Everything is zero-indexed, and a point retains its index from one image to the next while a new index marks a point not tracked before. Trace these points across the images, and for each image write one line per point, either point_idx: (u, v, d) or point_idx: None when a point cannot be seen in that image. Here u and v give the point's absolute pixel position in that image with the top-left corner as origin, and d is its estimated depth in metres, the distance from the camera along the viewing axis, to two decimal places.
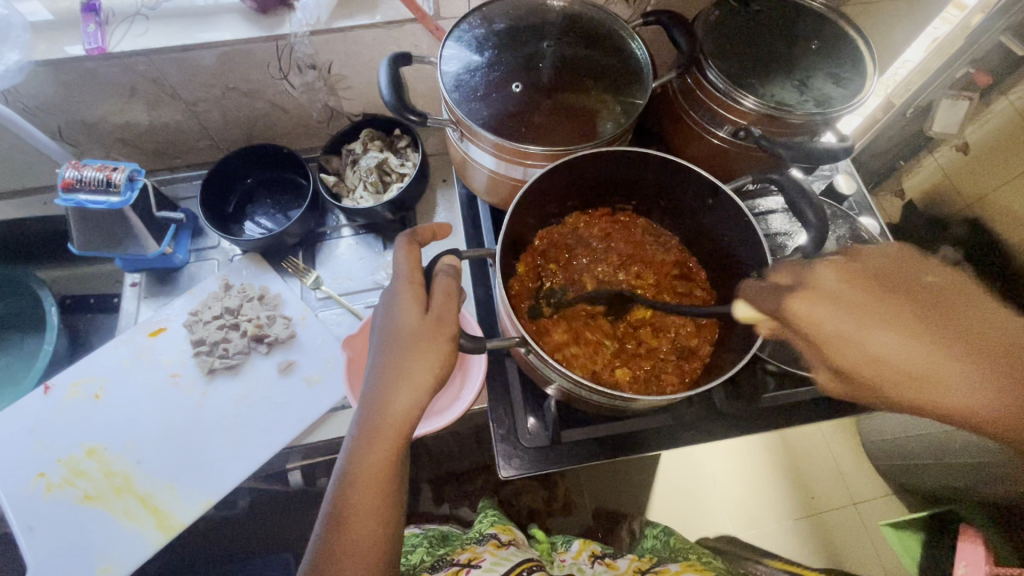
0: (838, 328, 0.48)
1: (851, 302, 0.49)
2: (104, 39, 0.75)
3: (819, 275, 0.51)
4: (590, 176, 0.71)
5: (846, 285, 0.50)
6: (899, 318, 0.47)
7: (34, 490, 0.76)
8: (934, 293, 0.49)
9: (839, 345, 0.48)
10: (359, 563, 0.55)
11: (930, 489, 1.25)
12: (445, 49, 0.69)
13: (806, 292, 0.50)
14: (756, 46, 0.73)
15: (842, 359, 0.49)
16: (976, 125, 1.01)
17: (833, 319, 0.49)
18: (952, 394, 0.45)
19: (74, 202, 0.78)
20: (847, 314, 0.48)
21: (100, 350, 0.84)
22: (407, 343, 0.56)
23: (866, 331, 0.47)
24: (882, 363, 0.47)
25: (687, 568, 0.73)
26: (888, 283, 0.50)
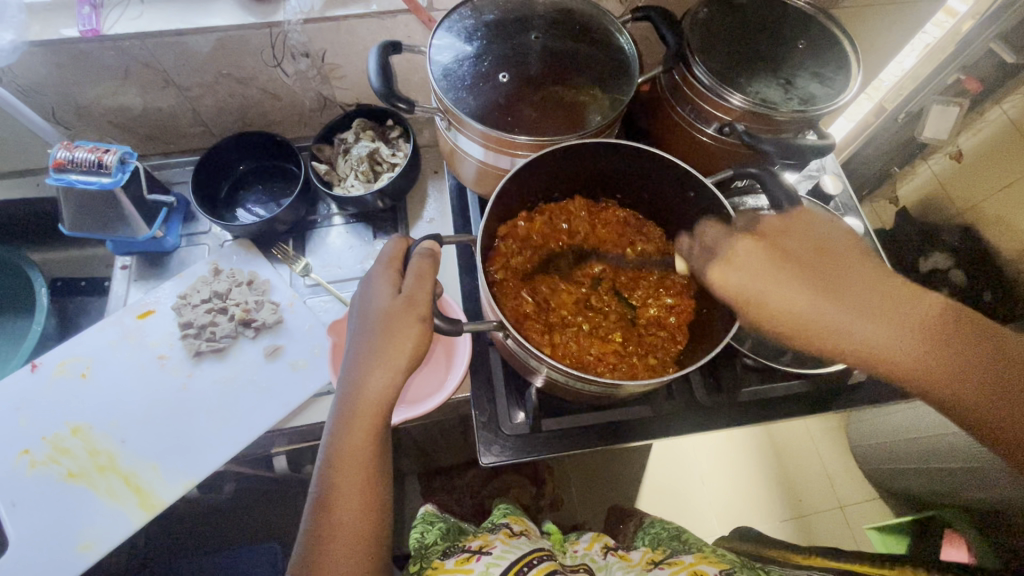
0: (752, 293, 0.58)
1: (762, 264, 0.59)
2: (99, 22, 0.76)
3: (737, 247, 0.61)
4: (574, 167, 0.72)
5: (758, 252, 0.60)
6: (793, 279, 0.57)
7: (17, 467, 0.76)
8: (819, 249, 0.60)
9: (759, 304, 0.58)
10: (349, 545, 0.56)
11: (917, 493, 1.25)
12: (435, 39, 0.70)
13: (719, 263, 0.61)
14: (743, 44, 0.73)
15: (764, 315, 0.58)
16: (971, 132, 1.00)
17: (743, 287, 0.59)
18: (854, 333, 0.54)
19: (65, 182, 0.78)
20: (750, 277, 0.59)
21: (89, 331, 0.85)
22: (380, 324, 0.57)
23: (737, 277, 0.59)
24: (791, 318, 0.56)
25: (701, 558, 0.69)
26: (791, 250, 0.60)
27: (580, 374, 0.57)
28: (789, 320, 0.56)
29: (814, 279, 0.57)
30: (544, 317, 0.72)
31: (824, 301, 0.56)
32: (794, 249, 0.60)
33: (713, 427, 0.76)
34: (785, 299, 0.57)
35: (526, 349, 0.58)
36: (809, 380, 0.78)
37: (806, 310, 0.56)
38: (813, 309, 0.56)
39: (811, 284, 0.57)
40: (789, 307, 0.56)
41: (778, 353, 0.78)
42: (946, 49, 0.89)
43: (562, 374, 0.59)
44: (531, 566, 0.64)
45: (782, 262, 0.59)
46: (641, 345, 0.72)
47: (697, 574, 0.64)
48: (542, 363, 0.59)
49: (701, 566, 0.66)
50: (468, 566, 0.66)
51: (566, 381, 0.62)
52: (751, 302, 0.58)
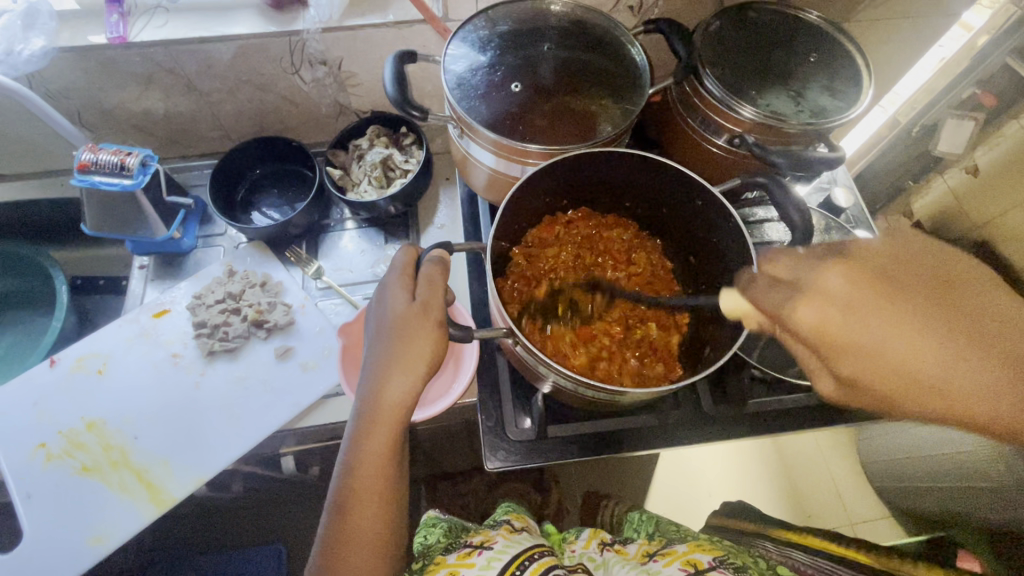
0: (850, 334, 0.43)
1: (868, 301, 0.42)
2: (126, 30, 0.78)
3: (830, 279, 0.44)
4: (606, 172, 0.73)
5: (861, 285, 0.43)
6: (927, 324, 0.41)
7: (33, 460, 0.78)
8: (941, 284, 0.42)
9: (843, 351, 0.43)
10: (366, 546, 0.57)
11: (931, 514, 1.21)
12: (450, 48, 0.71)
13: (813, 297, 0.44)
14: (755, 57, 0.74)
15: (859, 368, 0.43)
16: (987, 147, 0.91)
17: (838, 326, 0.43)
18: (934, 370, 0.40)
19: (89, 183, 0.80)
20: (854, 312, 0.43)
21: (108, 327, 0.87)
22: (397, 330, 0.58)
23: (852, 312, 0.43)
24: (898, 376, 0.41)
25: (695, 547, 0.68)
26: (908, 277, 0.43)
27: (597, 385, 0.57)
28: (897, 372, 0.41)
29: (986, 342, 0.40)
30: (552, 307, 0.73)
31: (915, 320, 0.41)
32: (899, 274, 0.43)
33: (719, 438, 0.75)
34: (888, 343, 0.41)
35: (536, 358, 0.58)
36: (809, 393, 0.77)
37: (917, 358, 0.40)
38: (935, 362, 0.40)
39: (991, 357, 0.39)
40: (886, 345, 0.41)
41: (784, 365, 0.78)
42: (959, 65, 0.91)
43: (579, 384, 0.59)
44: (532, 559, 0.65)
45: (892, 296, 0.42)
46: (641, 352, 0.73)
47: (691, 563, 0.64)
48: (553, 372, 0.59)
49: (696, 555, 0.66)
50: (470, 560, 0.66)
51: (580, 391, 0.62)
52: (841, 349, 0.43)
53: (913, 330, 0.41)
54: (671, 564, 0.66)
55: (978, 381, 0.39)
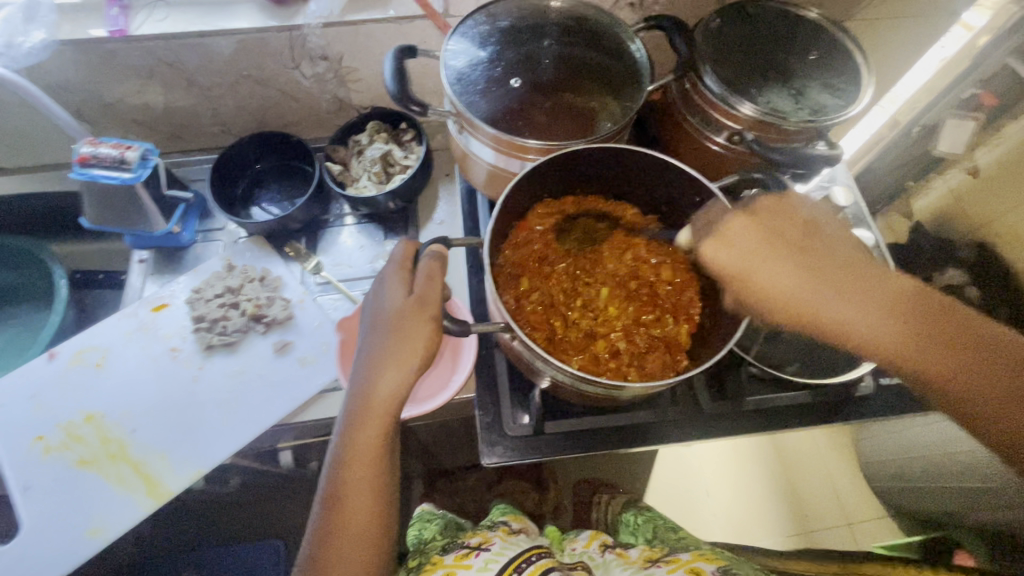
0: (743, 267, 0.60)
1: (757, 245, 0.60)
2: (126, 23, 0.79)
3: (733, 222, 0.61)
4: (595, 171, 0.74)
5: (754, 231, 0.61)
6: (792, 262, 0.59)
7: (31, 452, 0.78)
8: (806, 230, 0.61)
9: (745, 278, 0.60)
10: (357, 540, 0.57)
11: (929, 514, 1.22)
12: (450, 43, 0.71)
13: (720, 242, 0.61)
14: (755, 55, 0.74)
15: (753, 290, 0.60)
16: (987, 148, 0.93)
17: (739, 261, 0.60)
18: (784, 283, 0.59)
19: (88, 176, 0.80)
20: (751, 255, 0.60)
21: (106, 321, 0.87)
22: (393, 324, 0.58)
23: (732, 251, 0.60)
24: (773, 293, 0.59)
25: (698, 556, 0.69)
26: (786, 231, 0.61)
27: (591, 380, 0.57)
28: (774, 292, 0.59)
29: (826, 276, 0.59)
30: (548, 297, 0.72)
31: (787, 259, 0.60)
32: (780, 227, 0.61)
33: (716, 435, 0.76)
34: (768, 275, 0.59)
35: (533, 353, 0.58)
36: (811, 390, 0.77)
37: (790, 286, 0.59)
38: (800, 287, 0.59)
39: (835, 288, 0.58)
40: (772, 278, 0.59)
41: (784, 362, 0.78)
42: (961, 63, 0.89)
43: (574, 379, 0.59)
44: (529, 561, 0.65)
45: (773, 242, 0.60)
46: (645, 347, 0.70)
47: (694, 572, 0.64)
48: (549, 367, 0.59)
49: (698, 564, 0.66)
50: (467, 561, 0.66)
51: (576, 386, 0.62)
52: (739, 278, 0.60)
53: (774, 261, 0.59)
54: (674, 571, 0.66)
55: (822, 300, 0.58)
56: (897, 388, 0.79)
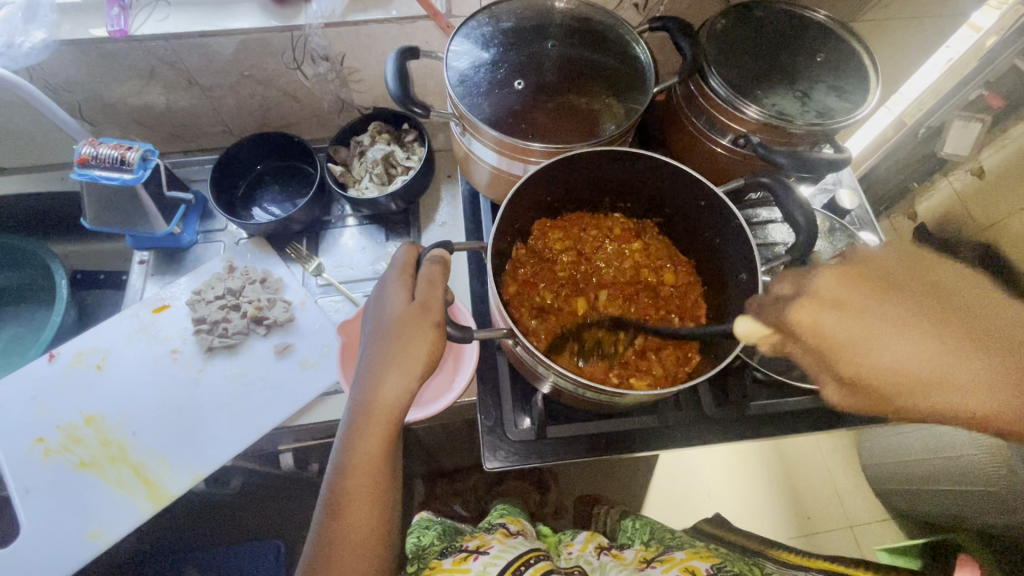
0: (853, 336, 0.42)
1: (865, 301, 0.43)
2: (127, 23, 0.78)
3: (822, 281, 0.47)
4: (607, 172, 0.72)
5: (854, 283, 0.44)
6: (928, 325, 0.40)
7: (31, 455, 0.78)
8: (935, 287, 0.43)
9: (848, 352, 0.42)
10: (357, 549, 0.56)
11: (933, 517, 1.21)
12: (452, 44, 0.70)
13: (810, 301, 0.46)
14: (760, 56, 0.73)
15: (856, 367, 0.42)
16: (993, 149, 0.98)
17: (842, 328, 0.42)
18: (902, 356, 0.40)
19: (89, 177, 0.80)
20: (860, 315, 0.42)
21: (107, 322, 0.86)
22: (394, 330, 0.57)
23: (832, 318, 0.43)
24: (892, 372, 0.41)
25: (693, 554, 0.69)
26: (898, 281, 0.44)
27: (596, 387, 0.57)
28: (896, 370, 0.41)
29: (979, 341, 0.40)
30: (555, 309, 0.74)
31: (922, 326, 0.40)
32: (888, 277, 0.44)
33: (719, 440, 0.75)
34: (889, 347, 0.41)
35: (537, 358, 0.57)
36: (814, 395, 0.76)
37: (919, 359, 0.40)
38: (939, 361, 0.40)
39: (980, 354, 0.39)
40: (890, 354, 0.41)
41: (787, 367, 0.77)
42: (968, 66, 0.85)
43: (578, 386, 0.59)
44: (528, 564, 0.65)
45: (886, 294, 0.43)
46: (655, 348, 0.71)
47: (689, 569, 0.65)
48: (553, 373, 0.59)
49: (692, 561, 0.67)
50: (466, 565, 0.66)
51: (580, 391, 0.62)
52: (848, 349, 0.42)
53: (888, 319, 0.41)
54: (669, 570, 0.66)
55: (966, 376, 0.39)
56: None
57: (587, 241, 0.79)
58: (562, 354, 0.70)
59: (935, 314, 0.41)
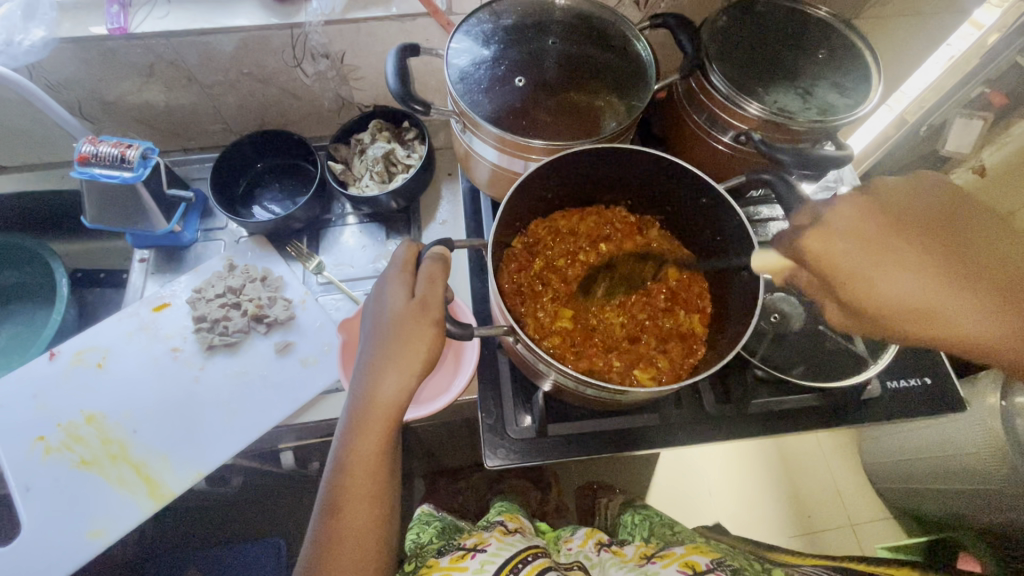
0: (859, 268, 0.54)
1: (872, 234, 0.56)
2: (127, 21, 0.78)
3: (839, 215, 0.58)
4: (613, 171, 0.73)
5: (868, 215, 0.58)
6: (915, 251, 0.53)
7: (32, 453, 0.78)
8: (945, 220, 0.56)
9: (856, 283, 0.55)
10: (357, 546, 0.56)
11: (935, 516, 1.20)
12: (452, 42, 0.70)
13: (823, 232, 0.58)
14: (762, 53, 0.73)
15: (866, 297, 0.54)
16: (994, 148, 0.92)
17: (850, 262, 0.55)
18: (893, 287, 0.53)
19: (89, 176, 0.80)
20: (875, 250, 0.55)
21: (107, 321, 0.86)
22: (394, 328, 0.57)
23: (842, 247, 0.56)
24: (907, 304, 0.52)
25: (693, 549, 0.69)
26: (911, 218, 0.56)
27: (597, 386, 0.57)
28: (895, 299, 0.53)
29: (969, 269, 0.52)
30: (555, 304, 0.73)
31: (935, 265, 0.52)
32: (908, 214, 0.57)
33: (721, 438, 0.75)
34: (897, 279, 0.53)
35: (537, 356, 0.57)
36: (818, 394, 0.76)
37: (917, 292, 0.52)
38: (941, 297, 0.51)
39: (965, 280, 0.51)
40: (903, 287, 0.52)
41: (789, 365, 0.77)
42: (969, 64, 0.87)
43: (580, 384, 0.58)
44: (525, 562, 0.65)
45: (898, 228, 0.56)
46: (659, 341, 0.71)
47: (688, 564, 0.65)
48: (554, 372, 0.59)
49: (692, 556, 0.67)
50: (463, 564, 0.66)
51: (581, 389, 0.61)
52: (856, 282, 0.55)
53: (875, 255, 0.54)
54: (670, 565, 0.66)
55: (941, 293, 0.51)
56: (904, 392, 0.78)
57: (589, 236, 0.78)
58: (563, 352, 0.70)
59: (951, 256, 0.53)
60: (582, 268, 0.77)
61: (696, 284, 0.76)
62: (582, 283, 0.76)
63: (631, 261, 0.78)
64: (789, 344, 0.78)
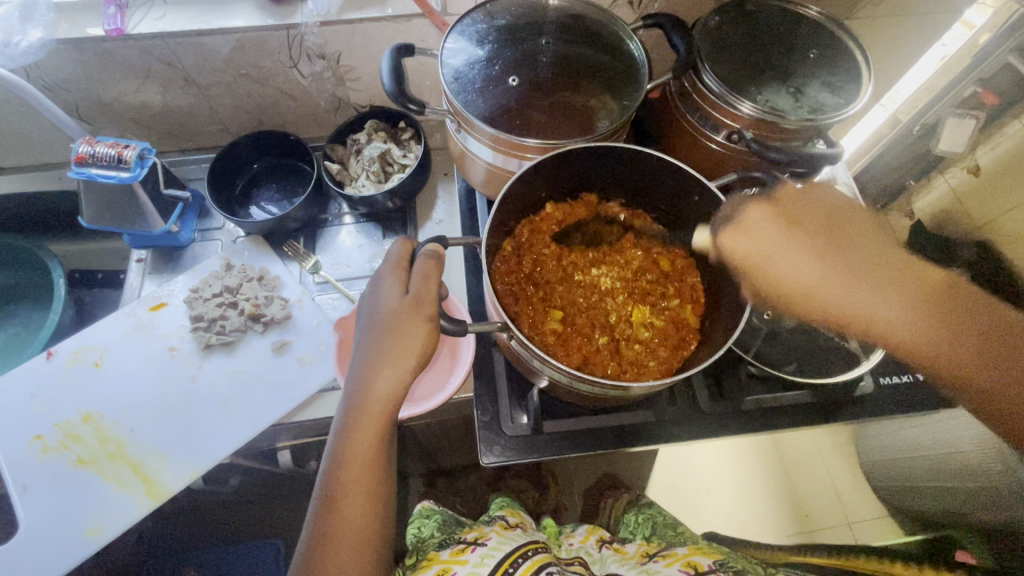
0: (761, 253, 0.65)
1: (772, 237, 0.65)
2: (123, 22, 0.78)
3: (750, 214, 0.67)
4: (605, 170, 0.73)
5: (773, 220, 0.66)
6: (805, 246, 0.65)
7: (29, 452, 0.78)
8: (829, 220, 0.67)
9: (758, 266, 0.65)
10: (353, 541, 0.57)
11: (932, 513, 1.20)
12: (447, 42, 0.71)
13: (736, 231, 0.66)
14: (753, 52, 0.74)
15: (765, 286, 0.65)
16: (988, 147, 0.92)
17: (750, 249, 0.66)
18: (784, 267, 0.64)
19: (86, 176, 0.80)
20: (765, 242, 0.65)
21: (105, 320, 0.87)
22: (388, 324, 0.58)
23: (741, 241, 0.66)
24: (795, 286, 0.64)
25: (696, 550, 0.70)
26: (799, 218, 0.67)
27: (592, 380, 0.57)
28: (787, 285, 0.64)
29: (849, 263, 0.64)
30: (551, 302, 0.74)
31: (821, 260, 0.65)
32: (799, 215, 0.67)
33: (715, 435, 0.75)
34: (782, 267, 0.64)
35: (532, 351, 0.58)
36: (812, 391, 0.77)
37: (806, 279, 0.64)
38: (814, 282, 0.64)
39: (847, 268, 0.64)
40: (785, 271, 0.64)
41: (783, 361, 0.77)
42: (963, 62, 0.88)
43: (575, 379, 0.59)
44: (526, 556, 0.65)
45: (789, 228, 0.66)
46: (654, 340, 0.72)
47: (691, 564, 0.65)
48: (550, 368, 0.59)
49: (695, 557, 0.67)
50: (463, 557, 0.66)
51: (576, 385, 0.62)
52: (755, 263, 0.65)
53: (766, 243, 0.65)
54: (671, 565, 0.67)
55: (825, 281, 0.63)
56: (897, 387, 0.79)
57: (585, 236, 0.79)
58: (559, 349, 0.70)
59: (820, 250, 0.65)
60: (577, 267, 0.77)
61: (688, 275, 0.78)
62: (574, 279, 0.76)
63: (627, 259, 0.79)
64: (781, 341, 0.79)
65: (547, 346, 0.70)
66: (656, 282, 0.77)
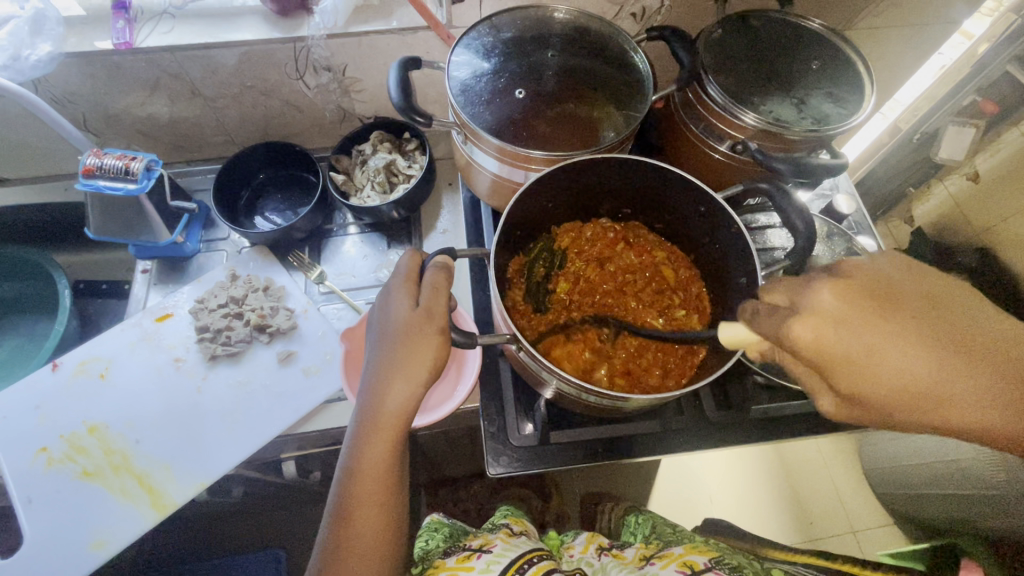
0: (863, 353, 0.38)
1: (862, 315, 0.39)
2: (132, 35, 0.79)
3: (820, 291, 0.40)
4: (617, 184, 0.74)
5: (850, 298, 0.39)
6: (932, 338, 0.37)
7: (34, 464, 0.78)
8: (934, 294, 0.40)
9: (859, 377, 0.39)
10: (366, 554, 0.57)
11: (936, 521, 1.20)
12: (453, 55, 0.71)
13: (810, 315, 0.40)
14: (756, 64, 0.74)
15: (860, 388, 0.39)
16: (988, 154, 0.98)
17: (844, 345, 0.38)
18: (905, 370, 0.38)
19: (93, 187, 0.80)
20: (877, 339, 0.38)
21: (110, 332, 0.87)
22: (399, 336, 0.58)
23: (838, 336, 0.39)
24: (908, 393, 0.38)
25: (691, 548, 0.70)
26: (898, 289, 0.40)
27: (598, 391, 0.57)
28: (971, 418, 0.37)
29: (1001, 359, 0.37)
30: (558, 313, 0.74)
31: (954, 359, 0.37)
32: (894, 287, 0.40)
33: (722, 445, 0.75)
34: (907, 364, 0.37)
35: (540, 363, 0.57)
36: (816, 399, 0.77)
37: (937, 379, 0.37)
38: (947, 379, 0.37)
39: (995, 365, 0.37)
40: (907, 372, 0.37)
41: None
42: (960, 73, 0.89)
43: (582, 390, 0.58)
44: (531, 563, 0.65)
45: (886, 312, 0.39)
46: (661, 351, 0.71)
47: (687, 564, 0.65)
48: (557, 379, 0.59)
49: (691, 556, 0.67)
50: (469, 563, 0.66)
51: (584, 396, 0.61)
52: (851, 367, 0.39)
53: (870, 341, 0.38)
54: (668, 566, 0.67)
55: (964, 386, 0.37)
56: None
57: (591, 247, 0.79)
58: (565, 361, 0.70)
59: (955, 342, 0.37)
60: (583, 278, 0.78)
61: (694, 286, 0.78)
62: (580, 288, 0.77)
63: (634, 270, 0.79)
64: None
65: (553, 358, 0.70)
66: (661, 293, 0.78)
